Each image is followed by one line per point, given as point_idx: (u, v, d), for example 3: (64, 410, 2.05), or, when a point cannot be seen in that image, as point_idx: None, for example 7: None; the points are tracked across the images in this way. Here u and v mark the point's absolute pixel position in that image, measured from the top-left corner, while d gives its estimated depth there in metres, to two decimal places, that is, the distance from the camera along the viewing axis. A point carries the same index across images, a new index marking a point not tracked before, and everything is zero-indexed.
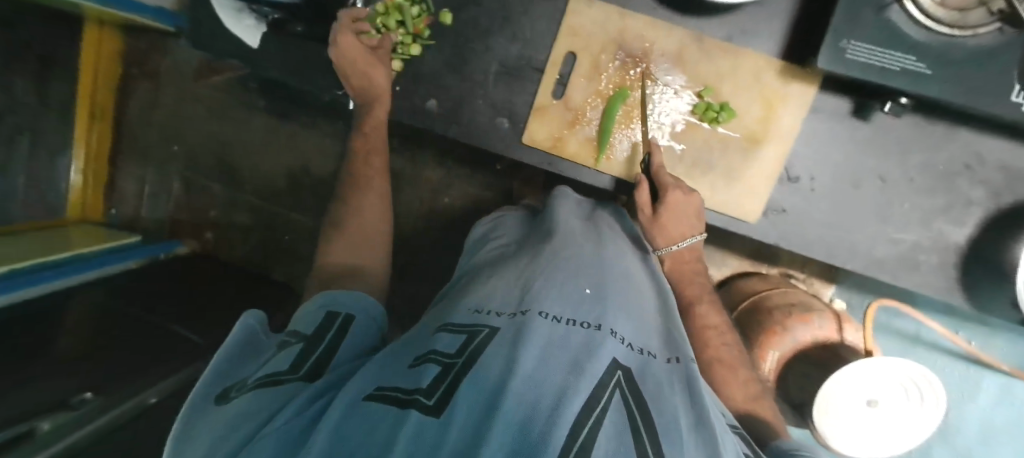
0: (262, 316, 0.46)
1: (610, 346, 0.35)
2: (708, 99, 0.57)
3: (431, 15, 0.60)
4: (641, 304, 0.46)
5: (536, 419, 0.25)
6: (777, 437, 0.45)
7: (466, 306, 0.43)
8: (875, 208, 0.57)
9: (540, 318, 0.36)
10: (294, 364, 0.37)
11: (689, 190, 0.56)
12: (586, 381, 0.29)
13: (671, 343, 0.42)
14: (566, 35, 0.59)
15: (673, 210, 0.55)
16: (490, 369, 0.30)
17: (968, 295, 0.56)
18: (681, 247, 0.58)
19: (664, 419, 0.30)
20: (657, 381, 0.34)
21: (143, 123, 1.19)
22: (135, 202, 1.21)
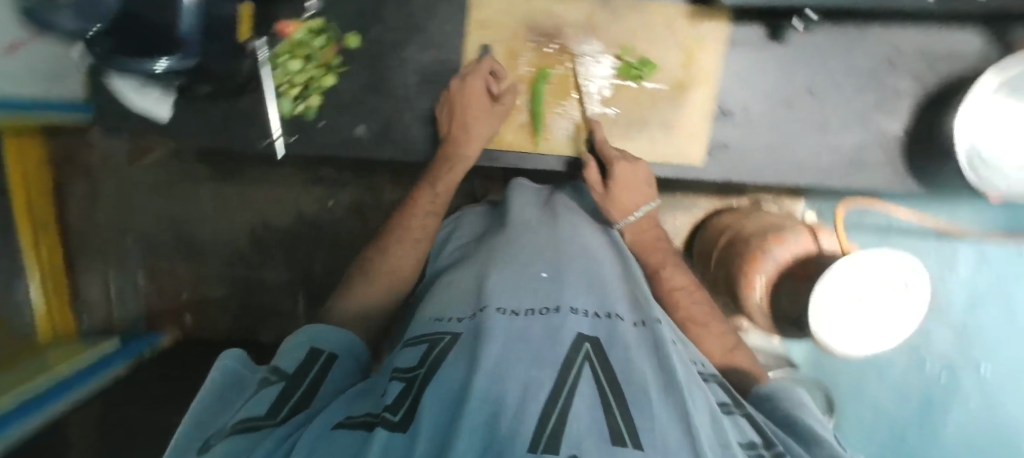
0: (242, 354, 0.41)
1: (570, 329, 0.36)
2: (627, 59, 0.58)
3: (338, 42, 0.59)
4: (604, 274, 0.46)
5: (501, 419, 0.26)
6: (757, 385, 0.45)
7: (427, 316, 0.43)
8: (812, 121, 0.57)
9: (497, 314, 0.37)
10: (274, 407, 0.33)
11: (634, 159, 0.57)
12: (551, 371, 0.31)
13: (637, 304, 0.43)
14: (475, 30, 0.58)
15: (624, 182, 0.56)
16: (451, 374, 0.31)
17: (918, 182, 0.57)
18: (638, 217, 0.56)
19: (632, 385, 0.31)
20: (624, 348, 0.35)
21: (88, 222, 1.14)
22: (104, 304, 1.16)
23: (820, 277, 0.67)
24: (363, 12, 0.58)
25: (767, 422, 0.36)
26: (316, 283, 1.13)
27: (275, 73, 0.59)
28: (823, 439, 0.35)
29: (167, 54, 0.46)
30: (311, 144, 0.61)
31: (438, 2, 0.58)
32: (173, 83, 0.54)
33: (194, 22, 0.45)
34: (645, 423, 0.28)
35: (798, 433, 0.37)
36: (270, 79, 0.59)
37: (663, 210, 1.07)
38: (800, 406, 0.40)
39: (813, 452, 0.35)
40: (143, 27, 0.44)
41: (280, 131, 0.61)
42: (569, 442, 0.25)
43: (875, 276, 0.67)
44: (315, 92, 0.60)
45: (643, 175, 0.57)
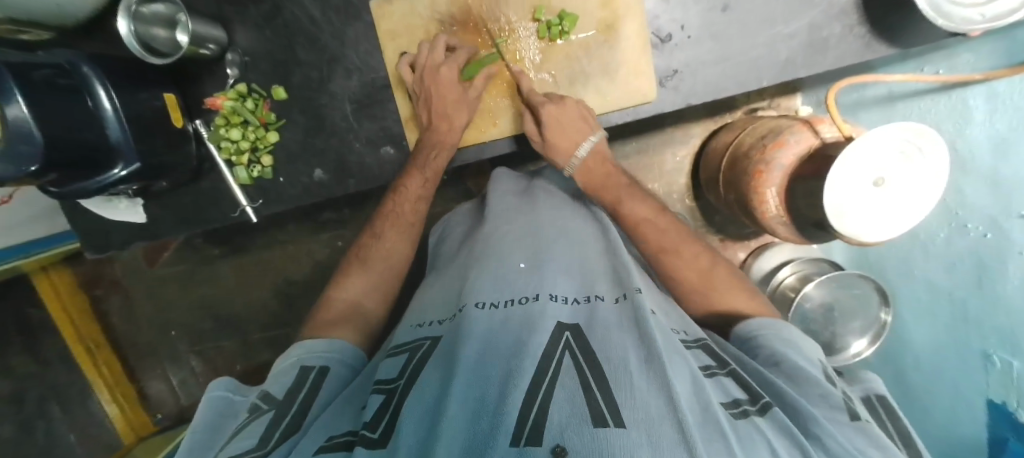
0: (235, 383, 0.42)
1: (549, 318, 0.34)
2: (545, 18, 0.55)
3: (267, 98, 0.60)
4: (584, 254, 0.45)
5: (484, 416, 0.26)
6: (738, 325, 0.45)
7: (408, 324, 0.43)
8: (755, 17, 0.53)
9: (476, 310, 0.36)
10: (263, 438, 0.33)
11: (561, 98, 0.54)
12: (531, 361, 0.29)
13: (618, 275, 0.42)
14: (387, 40, 0.58)
15: (555, 123, 0.53)
16: (428, 385, 0.31)
17: (890, 41, 0.53)
18: (583, 156, 0.55)
19: (612, 361, 0.29)
20: (605, 328, 0.33)
21: (130, 330, 1.17)
22: (172, 398, 1.18)
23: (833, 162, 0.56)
24: (278, 62, 0.59)
25: (753, 373, 0.36)
26: None
27: (220, 148, 0.59)
28: (814, 377, 0.35)
29: (114, 165, 0.48)
30: (277, 198, 0.63)
31: (346, 27, 0.58)
32: (131, 188, 0.56)
33: (121, 127, 0.47)
34: (624, 397, 0.25)
35: (786, 373, 0.37)
36: (218, 153, 0.60)
37: (663, 149, 1.00)
38: (784, 338, 0.41)
39: (806, 394, 0.35)
40: (91, 153, 0.45)
41: (245, 199, 0.62)
42: (553, 431, 0.23)
43: (882, 154, 0.55)
44: (264, 151, 0.61)
45: (578, 112, 0.54)
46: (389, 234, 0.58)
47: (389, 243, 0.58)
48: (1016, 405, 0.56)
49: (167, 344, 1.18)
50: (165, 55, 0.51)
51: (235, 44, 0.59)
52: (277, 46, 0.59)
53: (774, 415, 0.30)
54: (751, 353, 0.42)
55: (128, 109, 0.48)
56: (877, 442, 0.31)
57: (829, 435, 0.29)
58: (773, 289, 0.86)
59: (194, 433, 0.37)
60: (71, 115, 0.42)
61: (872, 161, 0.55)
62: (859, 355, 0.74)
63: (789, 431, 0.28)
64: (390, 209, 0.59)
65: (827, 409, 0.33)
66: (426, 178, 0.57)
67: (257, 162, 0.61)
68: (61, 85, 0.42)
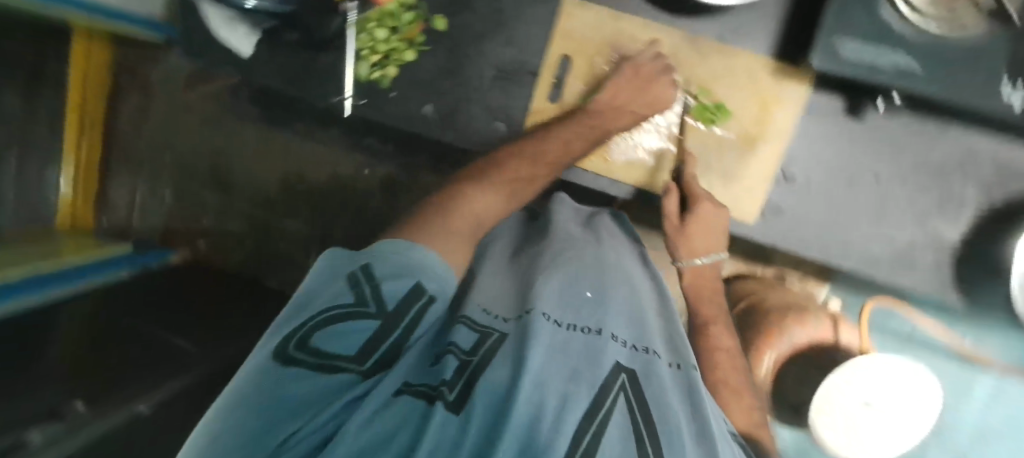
0: (339, 253, 0.41)
1: (607, 356, 0.35)
2: (704, 100, 0.58)
3: (425, 21, 0.61)
4: (642, 308, 0.45)
5: (542, 423, 0.26)
6: None
7: (474, 305, 0.43)
8: (868, 206, 0.57)
9: (542, 319, 0.36)
10: (363, 349, 0.33)
11: (719, 204, 0.56)
12: (588, 389, 0.30)
13: (674, 344, 0.42)
14: (559, 37, 0.59)
15: (702, 222, 0.55)
16: (496, 376, 0.30)
17: (961, 292, 0.56)
18: (703, 261, 0.56)
19: (667, 423, 0.30)
20: (660, 384, 0.34)
21: (133, 134, 1.19)
22: (126, 212, 1.23)
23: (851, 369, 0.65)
24: None
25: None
26: (332, 244, 1.18)
27: (360, 36, 0.61)
28: None
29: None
30: (376, 106, 0.62)
31: (529, 5, 0.59)
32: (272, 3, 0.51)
33: None
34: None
35: None
36: (352, 41, 0.61)
37: None
38: None
39: None
40: None
41: (350, 92, 0.62)
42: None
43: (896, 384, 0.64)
44: (393, 63, 0.61)
45: (722, 224, 0.56)
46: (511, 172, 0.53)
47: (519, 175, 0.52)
48: None
49: (157, 168, 1.21)
50: None
51: None
52: None
53: None
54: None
55: None
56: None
57: None
58: None
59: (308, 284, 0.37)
60: None
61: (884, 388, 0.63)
62: None
63: None
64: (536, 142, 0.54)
65: None
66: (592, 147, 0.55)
67: (382, 67, 0.62)
68: None
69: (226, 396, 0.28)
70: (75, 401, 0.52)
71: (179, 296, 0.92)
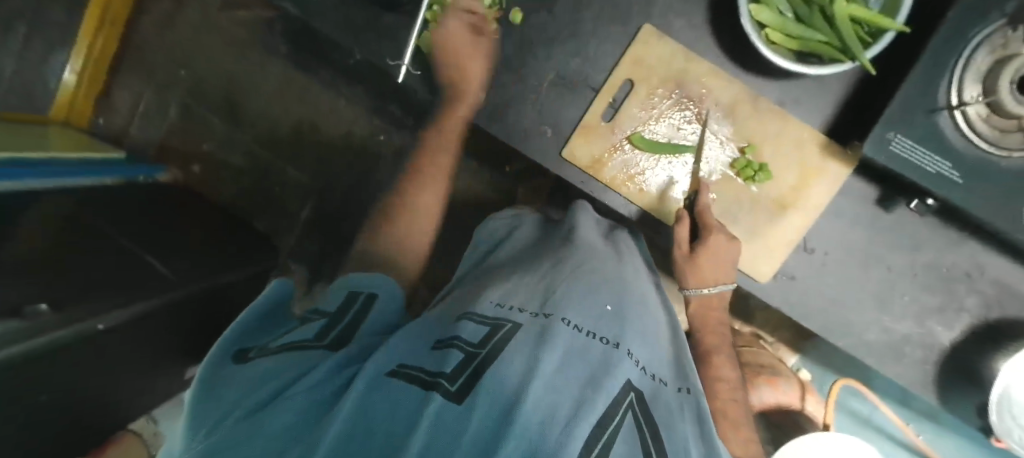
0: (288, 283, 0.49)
1: (622, 369, 0.34)
2: (749, 157, 0.59)
3: (502, 11, 0.59)
4: (656, 330, 0.46)
5: (553, 427, 0.26)
6: None
7: (487, 298, 0.43)
8: (875, 294, 0.59)
9: (562, 325, 0.36)
10: (320, 334, 0.38)
11: (732, 237, 0.55)
12: (603, 399, 0.30)
13: (681, 372, 0.43)
14: (629, 60, 0.59)
15: (713, 254, 0.55)
16: (511, 368, 0.30)
17: (940, 393, 0.59)
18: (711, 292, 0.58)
19: (675, 449, 0.31)
20: (668, 411, 0.34)
21: (155, 40, 1.15)
22: (126, 117, 1.18)
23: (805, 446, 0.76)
24: None
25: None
26: (332, 200, 1.15)
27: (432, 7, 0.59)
28: None
29: None
30: (427, 79, 0.60)
31: (607, 22, 0.59)
32: None
33: None
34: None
35: None
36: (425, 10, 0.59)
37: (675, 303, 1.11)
38: None
39: None
40: None
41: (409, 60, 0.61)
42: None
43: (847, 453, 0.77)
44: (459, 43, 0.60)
45: (733, 256, 0.56)
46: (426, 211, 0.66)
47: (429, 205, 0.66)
48: None
49: (171, 81, 1.17)
50: None
51: None
52: None
53: None
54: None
55: None
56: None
57: None
58: None
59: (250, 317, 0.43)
60: None
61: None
62: None
63: None
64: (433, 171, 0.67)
65: None
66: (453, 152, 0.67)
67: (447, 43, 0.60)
68: None
69: (201, 395, 0.33)
70: (39, 301, 0.49)
71: (167, 215, 0.86)
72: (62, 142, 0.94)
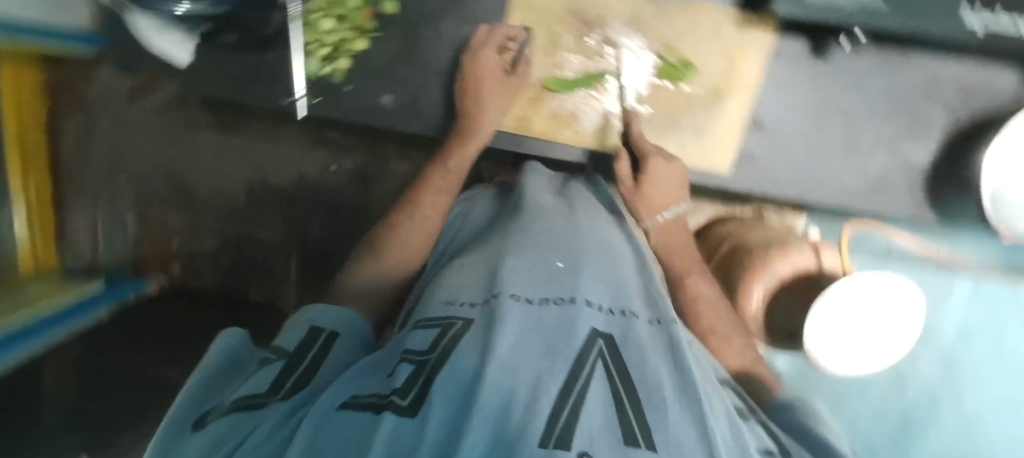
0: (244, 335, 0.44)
1: (584, 322, 0.36)
2: (670, 59, 0.57)
3: (374, 7, 0.57)
4: (619, 270, 0.46)
5: (514, 410, 0.27)
6: (769, 395, 0.45)
7: (438, 299, 0.43)
8: (840, 143, 0.57)
9: (512, 301, 0.37)
10: (274, 384, 0.34)
11: (670, 158, 0.57)
12: (564, 364, 0.32)
13: (653, 303, 0.43)
14: (517, 7, 0.57)
15: (657, 181, 0.55)
16: (464, 364, 0.31)
17: (935, 210, 0.58)
18: (666, 219, 0.55)
19: (648, 385, 0.31)
20: (639, 348, 0.35)
21: (83, 161, 1.12)
22: (90, 246, 1.16)
23: (829, 296, 0.71)
24: None
25: (784, 435, 0.36)
26: (312, 243, 1.14)
27: (305, 29, 0.57)
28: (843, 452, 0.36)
29: None
30: (467, 123, 0.58)
31: None
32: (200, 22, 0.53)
33: None
34: (657, 425, 0.28)
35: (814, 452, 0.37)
36: (300, 34, 0.57)
37: None
38: (818, 415, 0.40)
39: None
40: None
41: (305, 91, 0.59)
42: (582, 439, 0.26)
43: (872, 294, 0.72)
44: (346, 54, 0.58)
45: (677, 178, 0.57)
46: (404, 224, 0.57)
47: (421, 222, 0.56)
48: None
49: (117, 192, 1.15)
50: None
51: None
52: None
53: None
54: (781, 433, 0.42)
55: None
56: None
57: None
58: None
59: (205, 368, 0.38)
60: None
61: (857, 309, 0.71)
62: None
63: None
64: (423, 200, 0.58)
65: None
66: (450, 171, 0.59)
67: (333, 61, 0.58)
68: None
69: None
70: None
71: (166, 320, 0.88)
72: (47, 292, 0.96)
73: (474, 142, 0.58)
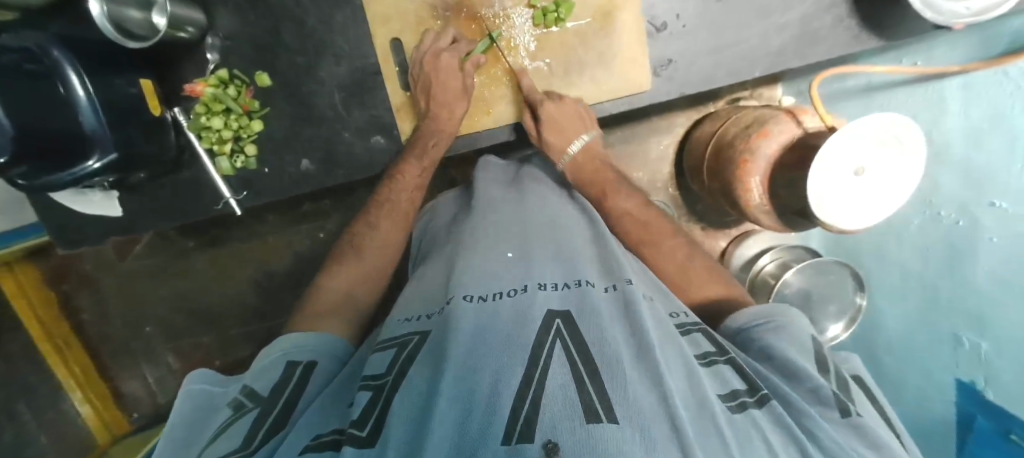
0: (208, 374, 0.42)
1: (538, 308, 0.35)
2: (541, 4, 0.54)
3: (250, 85, 0.58)
4: (571, 243, 0.46)
5: (474, 413, 0.26)
6: (729, 316, 0.46)
7: (397, 318, 0.44)
8: (748, 8, 0.54)
9: (464, 303, 0.36)
10: (247, 438, 0.34)
11: (560, 97, 0.56)
12: (522, 359, 0.29)
13: (611, 270, 0.42)
14: (378, 25, 0.56)
15: (554, 123, 0.55)
16: (417, 381, 0.31)
17: (877, 31, 0.54)
18: (575, 152, 0.57)
19: (605, 351, 0.30)
20: (595, 315, 0.34)
21: (103, 325, 1.16)
22: (149, 398, 1.20)
23: (829, 145, 0.63)
24: (261, 45, 0.57)
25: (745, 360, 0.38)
26: None
27: (200, 137, 0.57)
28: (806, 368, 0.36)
29: (89, 157, 0.46)
30: (428, 131, 0.56)
31: (334, 11, 0.56)
32: (107, 179, 0.53)
33: (97, 117, 0.45)
34: (618, 396, 0.26)
35: (779, 366, 0.38)
36: (198, 142, 0.58)
37: (649, 139, 1.10)
38: (778, 329, 0.41)
39: (798, 387, 0.36)
40: (63, 140, 0.42)
41: (229, 190, 0.61)
42: (545, 426, 0.24)
43: (879, 134, 0.63)
44: (248, 141, 0.59)
45: (576, 111, 0.56)
46: (382, 235, 0.58)
47: (385, 234, 0.58)
48: (983, 384, 0.65)
49: (145, 342, 1.18)
50: (143, 39, 0.48)
51: (215, 27, 0.57)
52: (261, 29, 0.57)
53: (772, 408, 0.30)
54: (746, 345, 0.42)
55: (102, 95, 0.45)
56: (867, 435, 0.32)
57: (818, 426, 0.31)
58: (754, 276, 0.97)
59: (174, 432, 0.37)
60: (37, 99, 0.39)
61: (857, 155, 0.63)
62: (836, 338, 0.84)
63: (785, 426, 0.29)
64: (386, 198, 0.59)
65: (819, 404, 0.35)
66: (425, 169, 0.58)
67: (240, 151, 0.60)
68: (30, 71, 0.40)
69: None
70: None
71: None
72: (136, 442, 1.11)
73: (443, 141, 0.57)
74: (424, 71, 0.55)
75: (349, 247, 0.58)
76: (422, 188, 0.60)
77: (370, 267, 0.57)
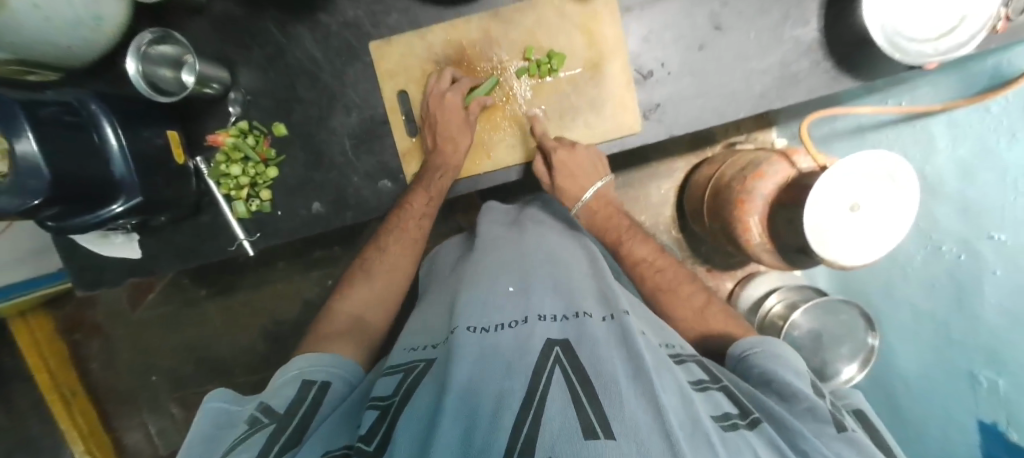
0: (228, 393, 0.43)
1: (538, 337, 0.36)
2: (535, 57, 0.59)
3: (268, 135, 0.63)
4: (570, 277, 0.47)
5: (477, 433, 0.26)
6: (732, 347, 0.47)
7: (403, 346, 0.44)
8: (728, 56, 0.58)
9: (466, 333, 0.37)
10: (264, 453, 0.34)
11: (576, 146, 0.59)
12: (522, 380, 0.30)
13: (608, 302, 0.43)
14: (386, 79, 0.61)
15: (567, 169, 0.59)
16: (422, 401, 0.31)
17: (852, 73, 0.57)
18: (587, 199, 0.62)
19: (603, 374, 0.30)
20: (593, 342, 0.35)
21: (110, 374, 1.16)
22: (149, 448, 1.17)
23: (821, 183, 0.64)
24: (280, 99, 0.62)
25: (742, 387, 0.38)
26: None
27: (219, 183, 0.61)
28: (802, 391, 0.37)
29: (113, 201, 0.49)
30: (432, 169, 0.59)
31: (347, 68, 0.62)
32: (131, 222, 0.56)
33: (126, 164, 0.49)
34: (614, 413, 0.26)
35: (777, 391, 0.38)
36: (217, 187, 0.61)
37: (650, 182, 1.12)
38: (772, 356, 0.42)
39: (795, 410, 0.37)
40: (95, 187, 0.46)
41: (243, 232, 0.64)
42: (545, 445, 0.24)
43: (870, 171, 0.65)
44: (263, 186, 0.63)
45: (590, 161, 0.60)
46: (388, 275, 0.60)
47: (393, 269, 0.61)
48: (1005, 425, 0.61)
49: (150, 391, 1.17)
50: (170, 93, 0.55)
51: (238, 84, 0.62)
52: (280, 86, 0.62)
53: (763, 430, 0.31)
54: (745, 372, 0.43)
55: (132, 145, 0.50)
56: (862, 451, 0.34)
57: (812, 446, 0.32)
58: (763, 317, 0.95)
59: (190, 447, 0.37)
60: (72, 146, 0.43)
61: (851, 192, 0.64)
62: (852, 380, 0.79)
63: (776, 446, 0.30)
64: (390, 227, 0.62)
65: (815, 422, 0.36)
66: (430, 203, 0.60)
67: (256, 196, 0.63)
68: (67, 122, 0.44)
69: None
70: None
71: None
72: None
73: (444, 178, 0.59)
74: (430, 116, 0.59)
75: (360, 270, 0.62)
76: (430, 217, 0.62)
77: (378, 296, 0.60)
